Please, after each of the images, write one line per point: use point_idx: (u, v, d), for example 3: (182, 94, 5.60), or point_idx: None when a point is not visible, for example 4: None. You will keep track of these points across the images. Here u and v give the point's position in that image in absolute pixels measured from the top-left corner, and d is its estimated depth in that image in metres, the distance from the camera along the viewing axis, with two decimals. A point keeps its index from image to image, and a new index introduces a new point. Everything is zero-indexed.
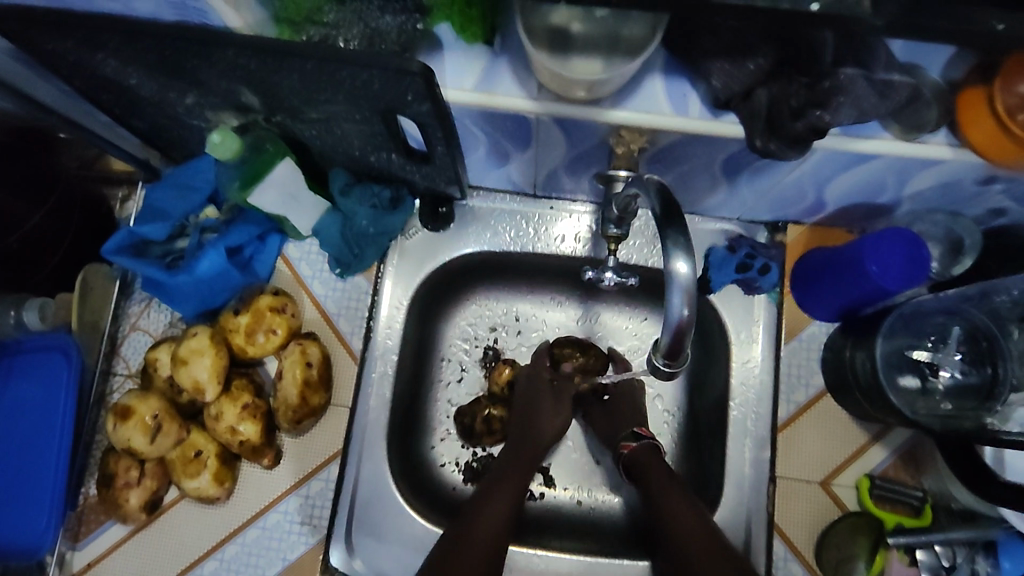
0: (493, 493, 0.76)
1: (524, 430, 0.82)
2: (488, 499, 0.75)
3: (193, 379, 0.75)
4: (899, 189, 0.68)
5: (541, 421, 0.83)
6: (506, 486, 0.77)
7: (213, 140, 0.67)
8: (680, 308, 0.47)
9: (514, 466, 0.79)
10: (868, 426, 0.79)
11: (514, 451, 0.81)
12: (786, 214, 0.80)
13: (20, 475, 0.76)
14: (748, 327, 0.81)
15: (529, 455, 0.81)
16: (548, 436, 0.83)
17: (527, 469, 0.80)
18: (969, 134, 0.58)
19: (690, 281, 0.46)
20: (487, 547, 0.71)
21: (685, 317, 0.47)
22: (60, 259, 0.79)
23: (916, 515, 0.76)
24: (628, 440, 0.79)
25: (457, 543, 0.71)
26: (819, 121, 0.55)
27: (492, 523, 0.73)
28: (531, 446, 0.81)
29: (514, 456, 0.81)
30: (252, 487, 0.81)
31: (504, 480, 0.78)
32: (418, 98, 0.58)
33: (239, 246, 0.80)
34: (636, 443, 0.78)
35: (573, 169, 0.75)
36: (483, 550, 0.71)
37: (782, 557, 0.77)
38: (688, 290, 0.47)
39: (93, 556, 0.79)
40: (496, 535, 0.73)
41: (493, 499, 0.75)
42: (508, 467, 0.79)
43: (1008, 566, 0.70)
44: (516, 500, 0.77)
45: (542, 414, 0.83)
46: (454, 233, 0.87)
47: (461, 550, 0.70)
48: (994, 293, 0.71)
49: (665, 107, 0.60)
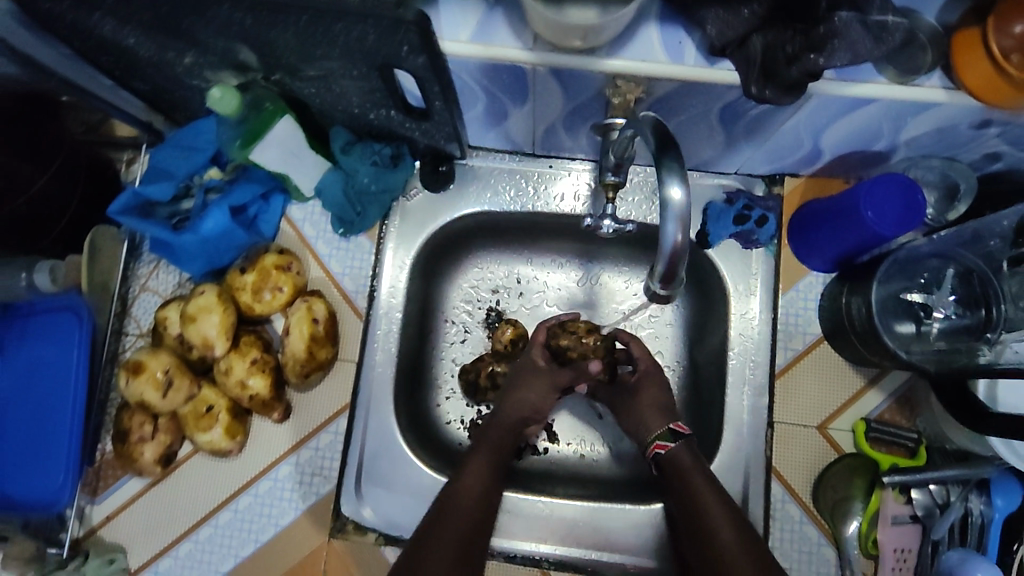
0: (471, 458, 0.75)
1: (505, 401, 0.80)
2: (466, 463, 0.74)
3: (202, 336, 0.77)
4: (895, 136, 0.69)
5: (521, 394, 0.80)
6: (484, 451, 0.76)
7: (212, 95, 0.68)
8: (676, 233, 0.48)
9: (493, 433, 0.78)
10: (865, 372, 0.80)
11: (492, 421, 0.79)
12: (784, 165, 0.81)
13: (36, 432, 0.78)
14: (746, 279, 0.82)
15: (509, 423, 0.79)
16: (530, 411, 0.80)
17: (506, 436, 0.78)
18: (965, 79, 0.58)
19: (685, 207, 0.47)
20: (472, 509, 0.70)
21: (681, 243, 0.48)
22: (67, 223, 0.80)
23: (911, 456, 0.78)
24: (662, 440, 0.74)
25: (441, 508, 0.70)
26: (813, 65, 0.55)
27: (474, 486, 0.72)
28: (510, 413, 0.80)
29: (495, 425, 0.79)
30: (264, 441, 0.83)
31: (481, 446, 0.77)
32: (414, 50, 0.58)
33: (243, 205, 0.81)
34: (674, 444, 0.74)
35: (570, 124, 0.75)
36: (467, 512, 0.70)
37: (779, 499, 0.79)
38: (683, 218, 0.47)
39: (111, 509, 0.82)
40: (479, 499, 0.71)
41: (473, 465, 0.74)
42: (486, 434, 0.78)
43: (1000, 502, 0.72)
44: (496, 464, 0.76)
45: (526, 390, 0.80)
46: (455, 193, 0.87)
47: (442, 515, 0.69)
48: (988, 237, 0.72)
49: (661, 56, 0.61)
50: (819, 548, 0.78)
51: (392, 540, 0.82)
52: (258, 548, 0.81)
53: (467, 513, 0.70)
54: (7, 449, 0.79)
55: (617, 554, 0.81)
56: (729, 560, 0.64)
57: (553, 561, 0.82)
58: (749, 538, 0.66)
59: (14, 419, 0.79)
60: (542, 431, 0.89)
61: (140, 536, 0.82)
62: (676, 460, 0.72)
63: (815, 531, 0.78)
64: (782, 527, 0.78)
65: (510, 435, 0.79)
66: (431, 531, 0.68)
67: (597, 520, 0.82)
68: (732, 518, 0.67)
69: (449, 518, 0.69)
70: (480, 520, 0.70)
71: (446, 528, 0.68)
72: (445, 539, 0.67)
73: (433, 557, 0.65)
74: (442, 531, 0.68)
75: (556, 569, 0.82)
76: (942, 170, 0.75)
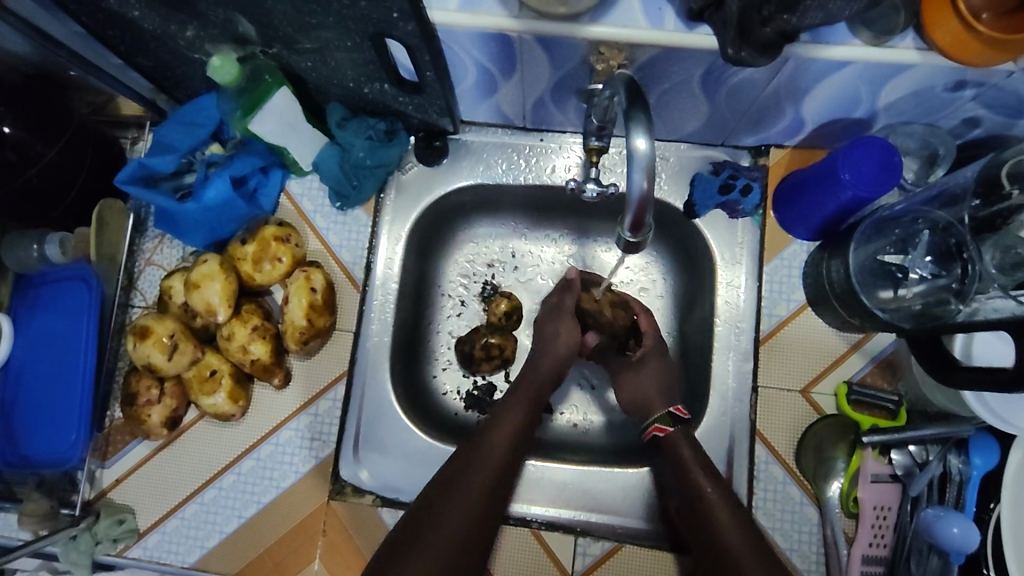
0: (499, 419, 0.74)
1: (543, 354, 0.80)
2: (492, 425, 0.73)
3: (206, 302, 0.80)
4: (872, 101, 0.71)
5: (549, 352, 0.80)
6: (511, 412, 0.75)
7: (213, 65, 0.72)
8: (642, 182, 0.53)
9: (525, 388, 0.77)
10: (848, 337, 0.82)
11: (526, 375, 0.79)
12: (767, 136, 0.82)
13: (50, 396, 0.82)
14: (731, 248, 0.84)
15: (541, 381, 0.78)
16: (564, 359, 0.80)
17: (538, 396, 0.77)
18: (935, 38, 0.60)
19: (649, 157, 0.52)
20: (491, 474, 0.69)
21: (646, 189, 0.53)
22: (76, 195, 0.84)
23: (893, 417, 0.80)
24: (663, 423, 0.76)
25: (458, 468, 0.69)
26: (785, 25, 0.57)
27: (496, 449, 0.71)
28: (547, 370, 0.79)
29: (524, 382, 0.78)
30: (266, 406, 0.86)
31: (511, 406, 0.75)
32: (404, 16, 0.60)
33: (244, 177, 0.84)
34: (672, 427, 0.75)
35: (559, 95, 0.78)
36: (485, 475, 0.68)
37: (764, 461, 0.81)
38: (648, 167, 0.52)
39: (121, 472, 0.86)
40: (507, 453, 0.71)
41: (504, 420, 0.74)
42: (516, 393, 0.77)
43: (978, 462, 0.73)
44: (524, 427, 0.74)
45: (561, 332, 0.80)
46: (449, 168, 0.90)
47: (460, 475, 0.68)
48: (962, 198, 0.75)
49: (641, 22, 0.63)
50: (802, 508, 0.80)
51: (388, 502, 0.84)
52: (260, 509, 0.84)
53: (485, 477, 0.68)
54: (21, 412, 0.82)
55: (606, 515, 0.83)
56: (724, 532, 0.65)
57: (543, 521, 0.83)
58: (742, 516, 0.66)
59: (28, 383, 0.83)
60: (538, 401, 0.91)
61: (147, 497, 0.85)
62: (671, 442, 0.74)
63: (798, 492, 0.80)
64: (766, 487, 0.80)
65: (543, 396, 0.78)
66: (445, 490, 0.67)
67: (586, 481, 0.84)
68: (726, 498, 0.68)
69: (467, 480, 0.68)
70: (498, 484, 0.69)
71: (462, 489, 0.67)
72: (460, 500, 0.66)
73: (445, 516, 0.64)
74: (457, 492, 0.67)
75: (547, 529, 0.83)
76: (922, 136, 0.77)
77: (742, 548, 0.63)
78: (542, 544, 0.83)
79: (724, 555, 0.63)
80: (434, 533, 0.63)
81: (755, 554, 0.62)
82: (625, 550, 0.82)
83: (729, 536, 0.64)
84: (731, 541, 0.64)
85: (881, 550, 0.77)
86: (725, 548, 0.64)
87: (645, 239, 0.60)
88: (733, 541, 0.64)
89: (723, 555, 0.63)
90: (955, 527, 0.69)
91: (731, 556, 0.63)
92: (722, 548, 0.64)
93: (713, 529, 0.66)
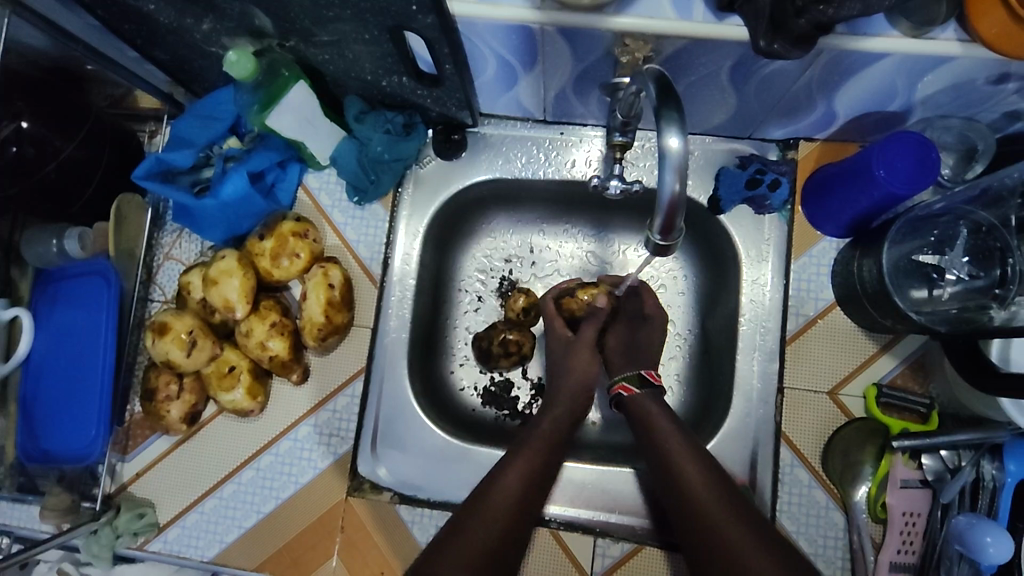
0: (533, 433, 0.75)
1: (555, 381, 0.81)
2: (527, 439, 0.74)
3: (224, 299, 0.79)
4: (909, 94, 0.68)
5: (573, 360, 0.81)
6: (546, 427, 0.76)
7: (229, 60, 0.70)
8: (673, 183, 0.52)
9: (565, 393, 0.80)
10: (878, 337, 0.80)
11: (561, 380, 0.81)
12: (797, 129, 0.80)
13: (69, 391, 0.82)
14: (758, 245, 0.82)
15: (579, 385, 0.80)
16: (576, 375, 0.81)
17: (578, 402, 0.79)
18: (980, 30, 0.56)
19: (681, 158, 0.51)
20: (526, 485, 0.70)
21: (677, 192, 0.52)
22: (94, 189, 0.84)
23: (924, 421, 0.78)
24: (628, 383, 0.77)
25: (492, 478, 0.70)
26: (821, 16, 0.53)
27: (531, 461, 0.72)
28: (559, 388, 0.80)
29: (564, 384, 0.80)
30: (283, 401, 0.86)
31: (554, 409, 0.78)
32: (423, 8, 0.59)
33: (261, 172, 0.84)
34: (637, 389, 0.77)
35: (581, 88, 0.76)
36: (519, 486, 0.69)
37: (789, 463, 0.79)
38: (680, 168, 0.51)
39: (141, 466, 0.86)
40: (548, 450, 0.73)
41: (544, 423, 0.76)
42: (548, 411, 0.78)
43: (1013, 468, 0.70)
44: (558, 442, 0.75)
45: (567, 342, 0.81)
46: (467, 161, 0.88)
47: (500, 474, 0.70)
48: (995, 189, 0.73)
49: (668, 13, 0.60)
50: (828, 512, 0.78)
51: (407, 499, 0.83)
52: (278, 505, 0.84)
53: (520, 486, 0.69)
54: (41, 407, 0.83)
55: (626, 516, 0.82)
56: (711, 516, 0.64)
57: (562, 522, 0.82)
58: (733, 506, 0.65)
59: (48, 378, 0.83)
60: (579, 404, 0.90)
61: (166, 492, 0.85)
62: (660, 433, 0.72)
63: (823, 495, 0.78)
64: (791, 491, 0.79)
65: (574, 412, 0.79)
66: (480, 500, 0.68)
67: (605, 482, 0.83)
68: (713, 484, 0.67)
69: (507, 478, 0.70)
70: (532, 497, 0.70)
71: (502, 485, 0.69)
72: (494, 506, 0.67)
73: (483, 517, 0.66)
74: (490, 502, 0.68)
75: (566, 530, 0.82)
76: (960, 130, 0.74)
77: (737, 535, 0.62)
78: (561, 545, 0.82)
79: (724, 552, 0.61)
80: (469, 533, 0.65)
81: (755, 544, 0.61)
82: (645, 552, 0.81)
83: (719, 518, 0.64)
84: (727, 530, 0.63)
85: (910, 557, 0.75)
86: (714, 530, 0.63)
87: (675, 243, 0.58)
88: (734, 536, 0.62)
89: (716, 542, 0.63)
90: (989, 537, 0.66)
91: (722, 536, 0.63)
92: (719, 541, 0.62)
93: (700, 511, 0.65)
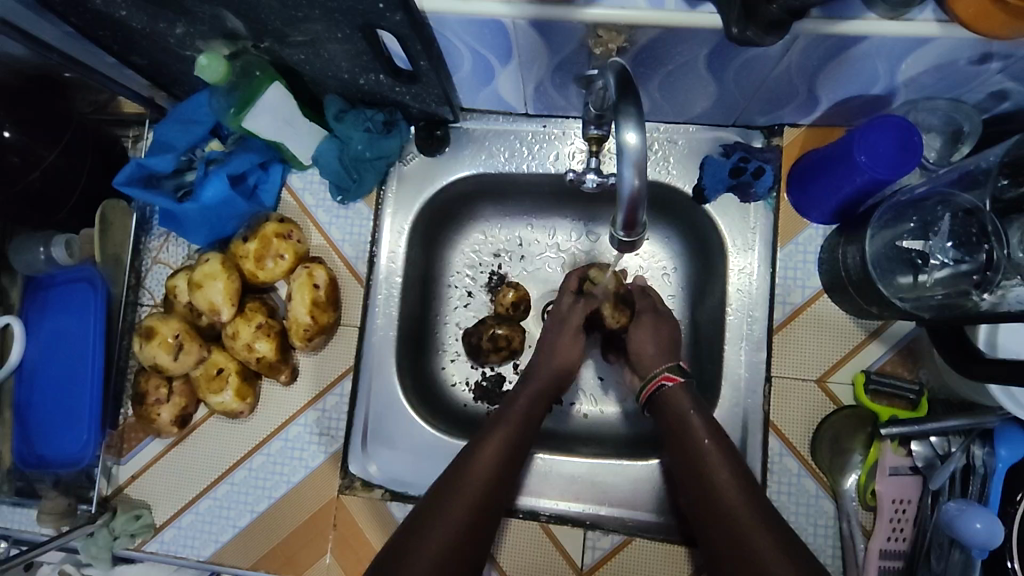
0: (500, 423, 0.75)
1: (541, 368, 0.82)
2: (494, 428, 0.74)
3: (209, 301, 0.80)
4: (891, 78, 0.67)
5: (558, 343, 0.83)
6: (511, 418, 0.75)
7: (200, 64, 0.71)
8: (632, 178, 0.52)
9: (540, 376, 0.81)
10: (867, 324, 0.79)
11: (539, 364, 0.82)
12: (781, 116, 0.79)
13: (61, 395, 0.83)
14: (744, 234, 0.81)
15: (557, 367, 0.82)
16: (564, 365, 0.82)
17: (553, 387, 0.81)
18: (956, 10, 0.55)
19: (638, 152, 0.51)
20: (488, 477, 0.70)
21: (637, 186, 0.53)
22: (79, 196, 0.85)
23: (912, 408, 0.78)
24: (673, 373, 0.76)
25: (460, 466, 0.70)
26: (792, 2, 0.53)
27: (494, 456, 0.71)
28: (554, 370, 0.82)
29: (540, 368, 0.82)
30: (274, 401, 0.87)
31: (525, 392, 0.79)
32: (391, 6, 0.58)
33: (243, 174, 0.84)
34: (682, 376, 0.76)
35: (560, 80, 0.75)
36: (485, 475, 0.70)
37: (778, 453, 0.79)
38: (639, 161, 0.51)
39: (136, 469, 0.87)
40: (517, 433, 0.74)
41: (517, 406, 0.77)
42: (518, 399, 0.78)
43: (1004, 453, 0.70)
44: (523, 433, 0.75)
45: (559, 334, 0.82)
46: (451, 156, 0.88)
47: (469, 459, 0.71)
48: (982, 173, 0.72)
49: (641, 2, 0.59)
50: (817, 501, 0.78)
51: (398, 496, 0.84)
52: (272, 504, 0.85)
53: (486, 476, 0.70)
54: (37, 412, 0.84)
55: (617, 509, 0.82)
56: (723, 499, 0.65)
57: (552, 515, 0.82)
58: (749, 489, 0.66)
59: (41, 384, 0.84)
60: (577, 398, 0.91)
61: (162, 494, 0.86)
62: (676, 411, 0.74)
63: (813, 484, 0.78)
64: (780, 480, 0.78)
65: (542, 403, 0.79)
66: (444, 494, 0.68)
67: (595, 474, 0.83)
68: (729, 472, 0.67)
69: (476, 466, 0.70)
70: (492, 493, 0.70)
71: (471, 473, 0.70)
72: (463, 495, 0.68)
73: (450, 504, 0.67)
74: (452, 500, 0.67)
75: (556, 523, 0.82)
76: (946, 112, 0.73)
77: (747, 519, 0.63)
78: (553, 540, 0.82)
79: (739, 540, 0.62)
80: (437, 521, 0.66)
81: (764, 531, 0.61)
82: (636, 544, 0.81)
83: (733, 506, 0.64)
84: (736, 514, 0.63)
85: (900, 544, 0.75)
86: (726, 521, 0.64)
87: (640, 238, 0.59)
88: (742, 518, 0.63)
89: (728, 530, 0.63)
90: (978, 523, 0.66)
91: (733, 524, 0.63)
92: (728, 528, 0.63)
93: (718, 505, 0.65)
